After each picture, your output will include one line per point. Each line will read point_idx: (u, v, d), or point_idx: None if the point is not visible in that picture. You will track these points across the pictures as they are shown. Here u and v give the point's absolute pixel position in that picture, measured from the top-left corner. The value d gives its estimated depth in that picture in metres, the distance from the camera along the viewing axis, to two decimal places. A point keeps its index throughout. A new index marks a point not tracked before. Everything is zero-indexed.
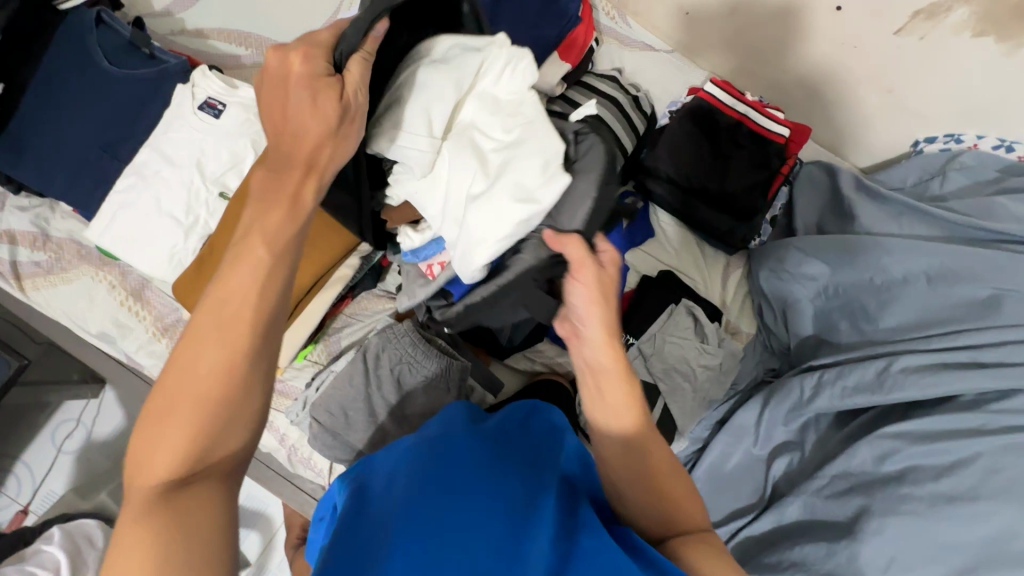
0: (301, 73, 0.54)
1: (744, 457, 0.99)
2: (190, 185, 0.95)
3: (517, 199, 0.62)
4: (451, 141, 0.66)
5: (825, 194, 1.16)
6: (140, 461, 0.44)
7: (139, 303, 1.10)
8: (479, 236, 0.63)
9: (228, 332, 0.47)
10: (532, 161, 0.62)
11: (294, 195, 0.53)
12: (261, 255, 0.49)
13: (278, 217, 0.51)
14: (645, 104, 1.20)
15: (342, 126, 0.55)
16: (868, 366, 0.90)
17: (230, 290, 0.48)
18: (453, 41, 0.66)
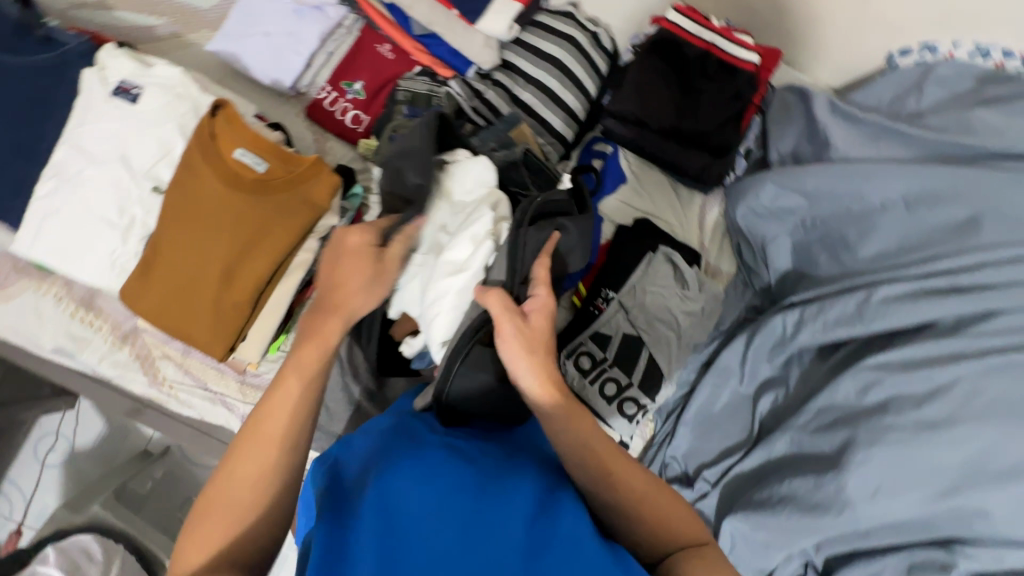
0: (348, 242, 0.60)
1: (732, 397, 1.00)
2: (120, 182, 0.87)
3: (450, 274, 0.66)
4: (425, 249, 0.70)
5: (799, 118, 1.10)
6: (184, 546, 0.51)
7: (92, 313, 1.04)
8: (434, 313, 0.66)
9: (260, 445, 0.52)
10: (463, 243, 0.66)
11: (324, 337, 0.57)
12: (295, 382, 0.54)
13: (311, 351, 0.56)
14: (606, 40, 1.14)
15: (376, 281, 0.60)
16: (849, 299, 0.89)
17: (269, 410, 0.54)
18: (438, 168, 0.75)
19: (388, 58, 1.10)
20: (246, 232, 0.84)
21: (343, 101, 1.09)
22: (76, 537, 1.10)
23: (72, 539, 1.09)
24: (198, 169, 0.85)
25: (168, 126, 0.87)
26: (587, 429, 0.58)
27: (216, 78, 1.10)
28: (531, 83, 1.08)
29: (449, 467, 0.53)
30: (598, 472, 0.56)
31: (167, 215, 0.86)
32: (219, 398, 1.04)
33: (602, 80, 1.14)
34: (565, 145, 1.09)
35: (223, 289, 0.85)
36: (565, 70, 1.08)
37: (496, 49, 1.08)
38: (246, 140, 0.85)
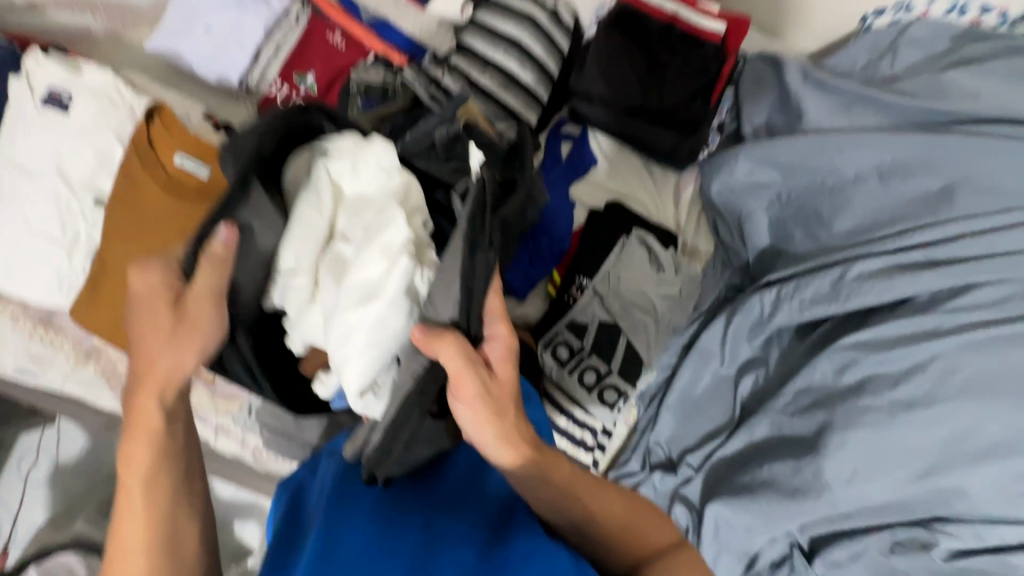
0: (137, 301, 0.51)
1: (712, 380, 0.98)
2: (58, 196, 0.82)
3: (360, 302, 0.56)
4: (324, 266, 0.58)
5: (772, 87, 1.06)
6: None
7: (52, 331, 1.01)
8: (345, 360, 0.57)
9: (125, 549, 0.47)
10: (375, 258, 0.56)
11: (138, 413, 0.50)
12: (142, 468, 0.49)
13: (140, 433, 0.50)
14: (566, 17, 1.09)
15: (181, 330, 0.51)
16: (824, 277, 0.87)
17: (124, 509, 0.48)
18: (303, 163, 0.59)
19: (339, 47, 1.05)
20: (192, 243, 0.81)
21: (296, 95, 1.04)
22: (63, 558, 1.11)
23: (60, 560, 1.11)
24: (126, 188, 0.81)
25: (105, 134, 0.82)
26: (558, 470, 0.54)
27: (161, 79, 1.05)
28: (490, 67, 1.03)
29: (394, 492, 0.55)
30: (567, 503, 0.53)
31: (110, 229, 0.82)
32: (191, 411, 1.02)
33: (564, 59, 1.09)
34: (529, 130, 1.04)
35: None
36: (525, 50, 1.03)
37: (450, 32, 1.04)
38: (183, 145, 0.81)
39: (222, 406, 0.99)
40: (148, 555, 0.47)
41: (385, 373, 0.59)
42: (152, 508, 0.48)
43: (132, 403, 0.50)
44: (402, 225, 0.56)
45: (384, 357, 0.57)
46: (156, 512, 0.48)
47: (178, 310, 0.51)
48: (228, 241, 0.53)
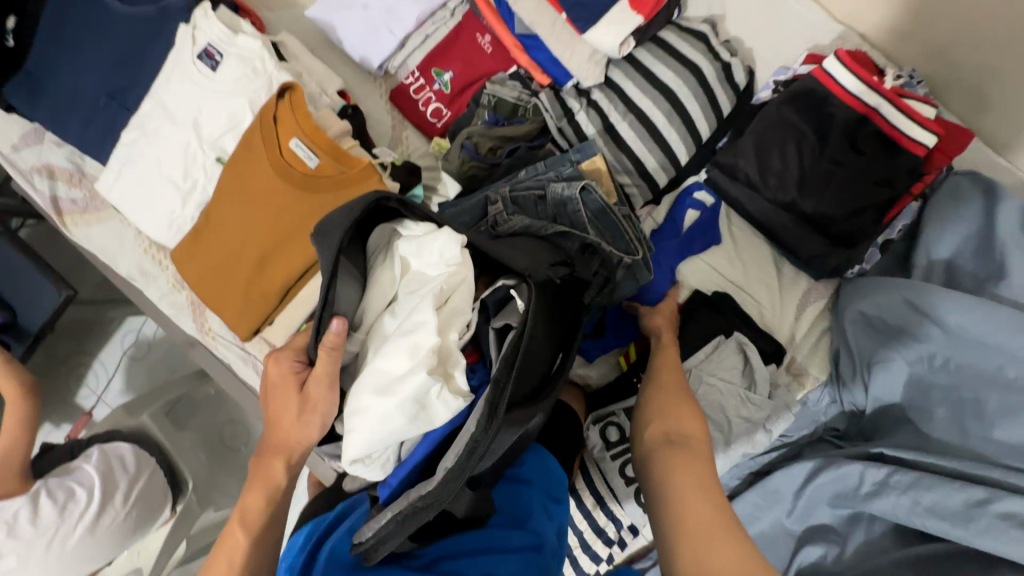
0: (271, 377, 0.61)
1: (773, 527, 0.84)
2: (189, 146, 0.87)
3: (378, 393, 0.51)
4: (372, 338, 0.57)
5: (973, 220, 0.84)
6: None
7: (162, 252, 1.11)
8: (350, 429, 0.53)
9: None
10: (401, 353, 0.51)
11: (267, 476, 0.60)
12: (240, 534, 0.58)
13: (257, 500, 0.59)
14: (738, 73, 0.94)
15: (303, 413, 0.58)
16: (958, 491, 0.70)
17: (222, 559, 0.57)
18: (387, 234, 0.58)
19: (486, 50, 1.01)
20: (288, 231, 0.82)
21: (428, 91, 1.03)
22: (117, 444, 1.21)
23: (114, 444, 1.21)
24: (249, 182, 0.84)
25: (240, 99, 0.85)
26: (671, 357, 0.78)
27: (311, 44, 1.08)
28: (632, 113, 0.92)
29: None
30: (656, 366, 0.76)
31: (225, 191, 0.86)
32: (252, 359, 1.10)
33: (720, 122, 0.95)
34: (653, 191, 0.93)
35: (257, 276, 0.85)
36: (677, 103, 0.91)
37: (602, 65, 0.93)
38: (302, 131, 0.81)
39: None
40: None
41: (385, 451, 0.55)
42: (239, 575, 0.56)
43: (263, 465, 0.60)
44: (432, 325, 0.50)
45: (386, 444, 0.53)
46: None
47: (303, 394, 0.58)
48: (342, 328, 0.54)
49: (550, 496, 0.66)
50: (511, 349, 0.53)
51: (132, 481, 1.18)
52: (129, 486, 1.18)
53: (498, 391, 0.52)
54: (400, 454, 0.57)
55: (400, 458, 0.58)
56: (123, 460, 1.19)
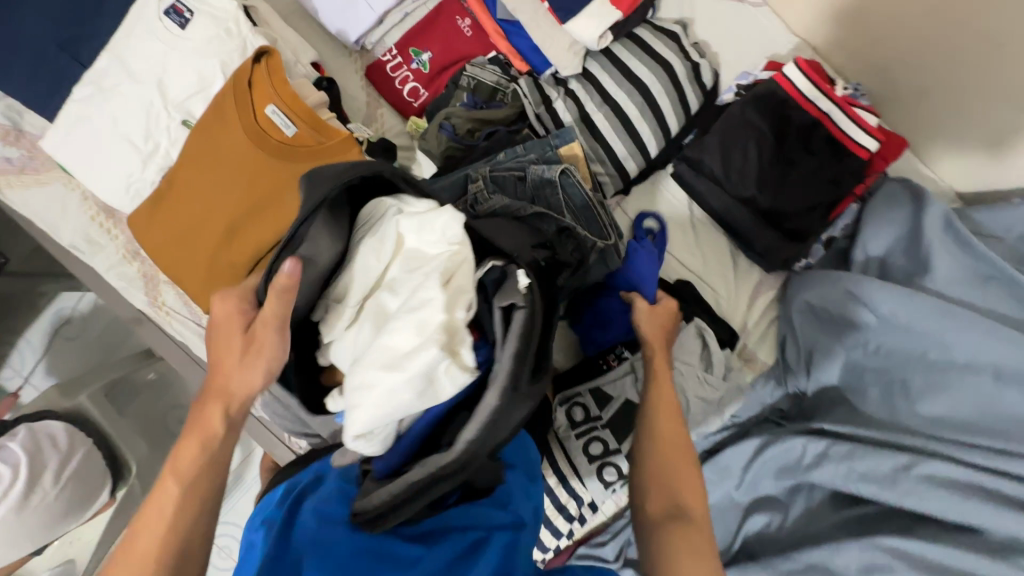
0: (216, 320, 0.57)
1: (722, 499, 0.89)
2: (151, 106, 0.83)
3: (384, 369, 0.49)
4: (365, 312, 0.54)
5: (902, 221, 0.93)
6: None
7: (111, 221, 1.04)
8: (351, 406, 0.49)
9: (138, 555, 0.49)
10: (407, 329, 0.49)
11: (205, 421, 0.54)
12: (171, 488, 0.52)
13: (192, 449, 0.54)
14: (706, 74, 1.00)
15: (248, 355, 0.54)
16: (888, 458, 0.78)
17: (152, 517, 0.51)
18: (382, 208, 0.57)
19: (465, 34, 1.02)
20: (257, 197, 0.80)
21: (405, 69, 1.02)
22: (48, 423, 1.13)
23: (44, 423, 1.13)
24: (213, 146, 0.81)
25: (210, 61, 0.82)
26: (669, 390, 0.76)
27: (284, 13, 1.05)
28: (607, 104, 0.96)
29: (387, 553, 0.55)
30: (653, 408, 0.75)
31: (189, 155, 0.82)
32: (210, 337, 1.06)
33: (688, 118, 1.00)
34: (623, 180, 0.97)
35: (223, 247, 0.82)
36: (650, 97, 0.95)
37: (580, 56, 0.96)
38: (279, 98, 0.79)
39: None
40: (157, 559, 0.49)
41: (387, 427, 0.52)
42: (168, 534, 0.50)
43: (201, 414, 0.55)
44: (441, 302, 0.49)
45: (390, 420, 0.50)
46: (174, 534, 0.50)
47: (250, 335, 0.54)
48: (295, 267, 0.52)
49: (527, 476, 0.68)
50: (525, 332, 0.52)
51: (66, 459, 1.12)
52: (63, 464, 1.11)
53: (513, 372, 0.50)
54: (401, 426, 0.55)
55: (399, 432, 0.55)
56: (54, 438, 1.12)
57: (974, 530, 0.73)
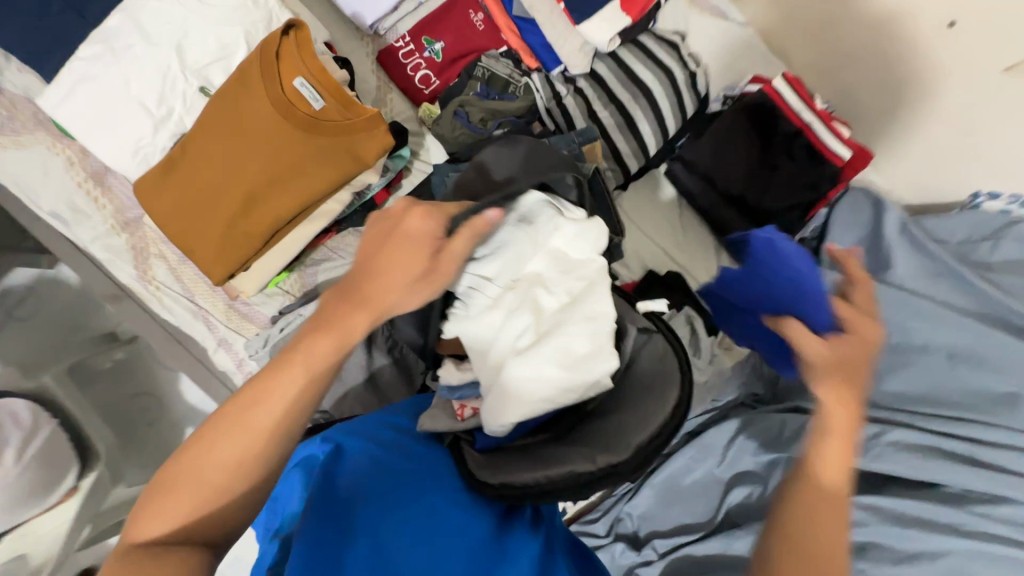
0: (406, 228, 0.58)
1: (706, 475, 1.02)
2: (167, 70, 0.81)
3: (562, 365, 0.61)
4: (517, 294, 0.64)
5: (863, 225, 1.05)
6: (139, 516, 0.50)
7: (100, 189, 0.99)
8: (517, 377, 0.61)
9: (248, 429, 0.51)
10: (582, 332, 0.62)
11: (347, 327, 0.55)
12: (296, 375, 0.53)
13: (324, 346, 0.54)
14: (701, 84, 1.07)
15: (419, 276, 0.57)
16: (860, 429, 0.86)
17: (266, 402, 0.52)
18: (540, 202, 0.67)
19: (477, 28, 1.05)
20: (282, 165, 0.80)
21: (417, 57, 1.05)
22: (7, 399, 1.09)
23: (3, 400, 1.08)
24: (236, 112, 0.80)
25: (234, 29, 0.81)
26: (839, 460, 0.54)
27: None
28: (612, 103, 1.02)
29: (428, 505, 0.58)
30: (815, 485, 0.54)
31: (205, 121, 0.81)
32: (202, 314, 1.04)
33: (684, 122, 1.08)
34: (625, 175, 1.03)
35: (240, 217, 0.81)
36: (652, 100, 1.03)
37: (589, 57, 1.03)
38: (309, 72, 0.80)
39: (239, 323, 1.04)
40: (262, 442, 0.51)
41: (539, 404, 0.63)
42: (270, 437, 0.52)
43: (343, 316, 0.55)
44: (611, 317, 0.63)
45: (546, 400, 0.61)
46: (281, 426, 0.52)
47: (429, 262, 0.57)
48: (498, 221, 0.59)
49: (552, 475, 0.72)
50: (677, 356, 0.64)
51: (29, 437, 1.07)
52: (25, 442, 1.06)
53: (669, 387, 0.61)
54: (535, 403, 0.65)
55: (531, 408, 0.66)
56: (17, 415, 1.08)
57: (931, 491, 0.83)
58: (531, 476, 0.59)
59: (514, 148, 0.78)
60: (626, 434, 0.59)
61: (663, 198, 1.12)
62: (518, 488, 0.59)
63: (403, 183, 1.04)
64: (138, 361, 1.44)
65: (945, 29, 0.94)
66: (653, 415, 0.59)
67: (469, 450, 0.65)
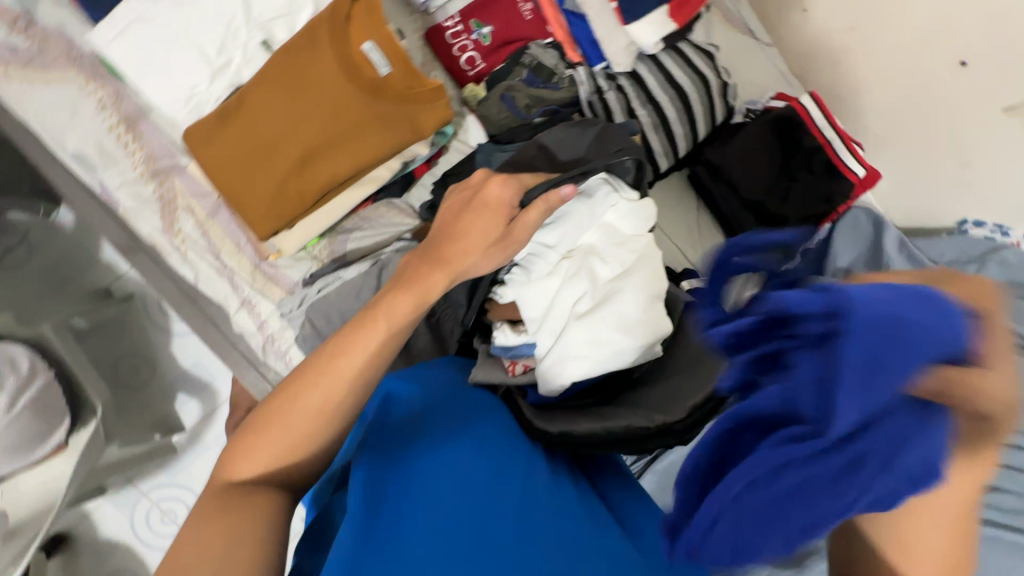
0: (488, 194, 0.64)
1: None
2: (231, 20, 0.81)
3: (618, 329, 0.73)
4: (575, 262, 0.77)
5: (864, 242, 1.14)
6: (234, 457, 0.56)
7: (131, 134, 0.97)
8: (571, 336, 0.73)
9: (335, 375, 0.56)
10: (636, 303, 0.75)
11: (426, 286, 0.60)
12: (381, 327, 0.58)
13: (405, 303, 0.59)
14: (732, 94, 1.14)
15: (498, 242, 0.63)
16: None
17: (352, 353, 0.57)
18: (602, 178, 0.78)
19: (525, 17, 1.06)
20: (341, 126, 0.81)
21: (465, 38, 1.06)
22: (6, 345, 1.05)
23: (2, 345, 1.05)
24: (301, 68, 0.80)
25: None
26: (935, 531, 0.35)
27: None
28: (650, 103, 1.07)
29: (485, 441, 0.61)
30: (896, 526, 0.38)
31: (267, 74, 0.81)
32: (227, 273, 1.00)
33: (713, 129, 1.14)
34: (655, 172, 1.09)
35: (293, 174, 0.81)
36: (687, 103, 1.08)
37: (633, 57, 1.09)
38: (377, 36, 0.81)
39: (263, 285, 1.01)
40: (347, 387, 0.56)
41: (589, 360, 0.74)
42: (353, 383, 0.57)
43: (423, 276, 0.61)
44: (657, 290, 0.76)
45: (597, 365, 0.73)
46: (363, 375, 0.57)
47: (508, 228, 0.64)
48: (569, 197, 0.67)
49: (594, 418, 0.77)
50: None
51: (25, 385, 1.03)
52: (20, 390, 1.02)
53: None
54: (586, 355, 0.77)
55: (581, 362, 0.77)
56: (16, 361, 1.04)
57: None
58: (589, 426, 0.67)
59: (587, 130, 0.86)
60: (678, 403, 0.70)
61: (684, 199, 1.17)
62: (579, 439, 0.66)
63: (440, 160, 1.04)
64: (131, 317, 1.41)
65: (958, 66, 1.03)
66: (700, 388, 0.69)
67: (523, 403, 0.71)
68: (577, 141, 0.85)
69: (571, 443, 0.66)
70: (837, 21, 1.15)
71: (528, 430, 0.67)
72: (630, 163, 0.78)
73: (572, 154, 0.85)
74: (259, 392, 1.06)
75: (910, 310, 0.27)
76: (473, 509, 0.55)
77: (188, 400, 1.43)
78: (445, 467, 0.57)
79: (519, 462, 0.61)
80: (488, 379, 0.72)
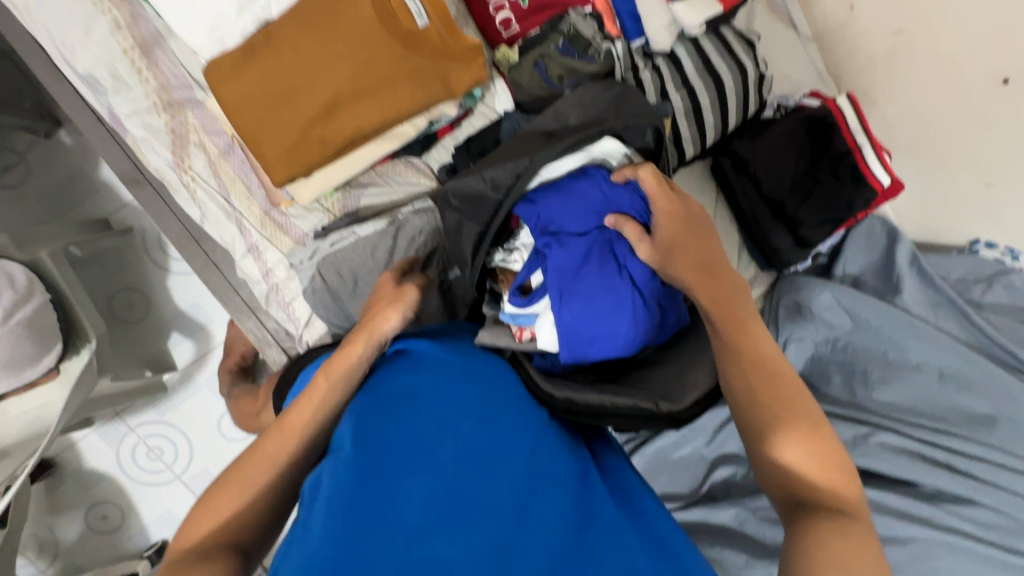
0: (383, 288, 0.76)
1: (692, 452, 1.07)
2: None
3: None
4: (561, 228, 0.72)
5: (875, 251, 1.14)
6: (189, 525, 0.53)
7: (145, 60, 0.92)
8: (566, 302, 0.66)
9: (284, 431, 0.58)
10: None
11: (348, 350, 0.64)
12: (322, 385, 0.61)
13: (342, 361, 0.63)
14: (767, 88, 1.12)
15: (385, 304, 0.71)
16: (851, 428, 0.97)
17: (300, 409, 0.59)
18: (614, 146, 0.75)
19: None
20: (370, 77, 0.78)
21: None
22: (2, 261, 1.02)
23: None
24: (333, 12, 0.77)
25: None
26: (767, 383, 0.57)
27: None
28: (684, 87, 1.04)
29: (494, 407, 0.59)
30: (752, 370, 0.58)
31: (300, 14, 0.78)
32: (235, 216, 0.97)
33: (743, 122, 1.13)
34: (679, 159, 1.07)
35: (318, 121, 0.79)
36: (723, 92, 1.06)
37: (674, 37, 1.05)
38: None
39: (272, 233, 0.97)
40: (295, 437, 0.57)
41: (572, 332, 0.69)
42: (302, 434, 0.58)
43: (345, 343, 0.65)
44: None
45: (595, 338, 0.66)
46: (314, 420, 0.58)
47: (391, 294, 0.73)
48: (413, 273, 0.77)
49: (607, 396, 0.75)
50: None
51: (20, 303, 1.01)
52: (15, 306, 0.99)
53: None
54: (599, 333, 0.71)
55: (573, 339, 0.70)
56: (12, 276, 1.02)
57: (906, 488, 0.94)
58: (595, 397, 0.63)
59: (609, 89, 0.81)
60: (684, 386, 0.63)
61: (704, 191, 1.15)
62: (580, 407, 0.63)
63: (465, 123, 1.00)
64: (129, 251, 1.37)
65: (999, 84, 1.01)
66: (704, 372, 0.64)
67: (530, 366, 0.69)
68: (593, 102, 0.79)
69: (574, 410, 0.64)
70: (882, 22, 1.12)
71: (539, 398, 0.66)
72: (648, 130, 0.78)
73: (583, 116, 0.78)
74: (256, 339, 1.05)
75: (606, 190, 0.70)
76: (472, 458, 0.53)
77: (182, 339, 1.42)
78: (451, 426, 0.55)
79: (526, 430, 0.59)
80: (494, 343, 0.70)
